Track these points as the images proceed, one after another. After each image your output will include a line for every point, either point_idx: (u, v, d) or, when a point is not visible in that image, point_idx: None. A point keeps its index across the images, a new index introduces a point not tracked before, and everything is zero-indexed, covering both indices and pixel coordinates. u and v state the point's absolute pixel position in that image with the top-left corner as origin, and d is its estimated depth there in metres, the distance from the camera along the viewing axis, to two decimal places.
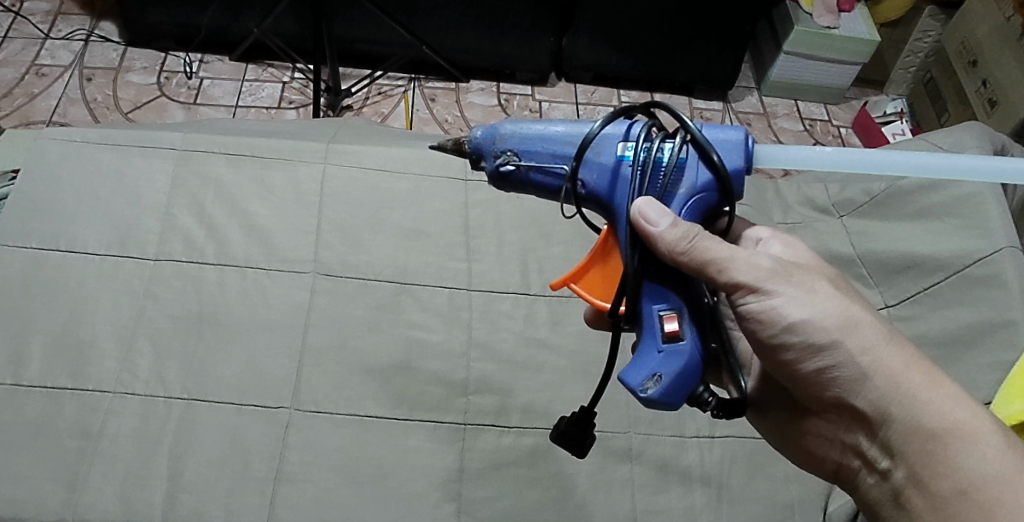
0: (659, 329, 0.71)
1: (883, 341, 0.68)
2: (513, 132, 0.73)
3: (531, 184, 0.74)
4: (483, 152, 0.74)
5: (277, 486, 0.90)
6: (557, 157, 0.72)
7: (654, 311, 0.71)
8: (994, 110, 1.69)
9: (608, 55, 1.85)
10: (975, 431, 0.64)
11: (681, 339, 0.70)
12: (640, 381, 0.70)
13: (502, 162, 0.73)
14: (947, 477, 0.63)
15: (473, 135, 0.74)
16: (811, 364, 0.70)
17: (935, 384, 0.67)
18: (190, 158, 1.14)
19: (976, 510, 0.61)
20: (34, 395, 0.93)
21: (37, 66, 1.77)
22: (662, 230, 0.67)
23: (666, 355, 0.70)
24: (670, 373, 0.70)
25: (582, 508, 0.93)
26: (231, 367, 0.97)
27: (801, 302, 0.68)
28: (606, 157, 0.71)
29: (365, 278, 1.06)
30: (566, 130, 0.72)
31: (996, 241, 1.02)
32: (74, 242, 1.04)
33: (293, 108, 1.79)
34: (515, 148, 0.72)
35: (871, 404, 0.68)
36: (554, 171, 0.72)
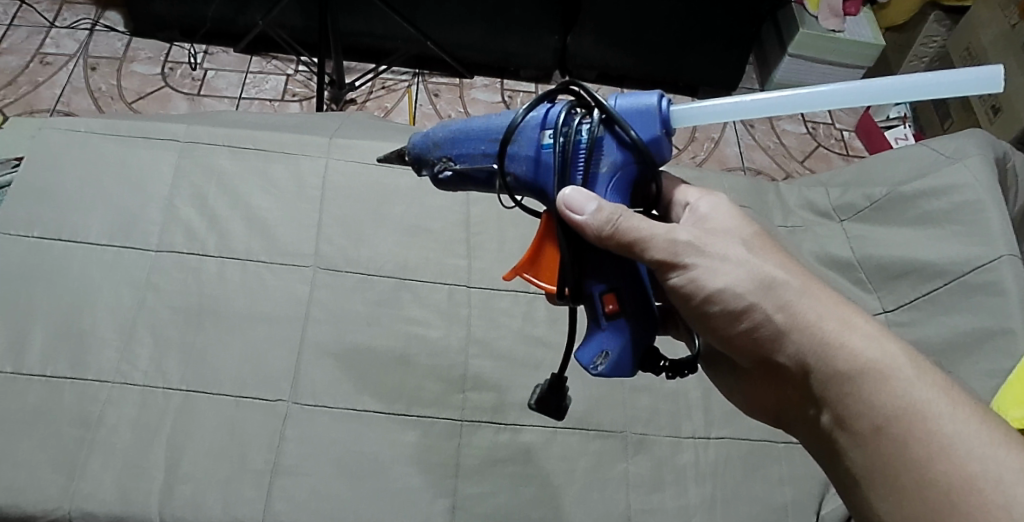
0: (601, 310, 0.75)
1: (798, 294, 0.69)
2: (446, 139, 0.79)
3: (469, 184, 0.79)
4: (424, 161, 0.81)
5: (273, 479, 0.90)
6: (487, 155, 0.76)
7: (595, 292, 0.75)
8: (997, 117, 1.69)
9: (613, 54, 1.85)
10: (888, 367, 0.63)
11: (622, 316, 0.75)
12: (591, 359, 0.76)
13: (440, 168, 0.79)
14: (862, 414, 0.63)
15: (413, 147, 0.81)
16: (736, 327, 0.71)
17: (850, 329, 0.66)
18: (193, 149, 1.14)
19: (891, 443, 0.60)
20: (34, 383, 0.93)
21: (42, 55, 1.77)
22: (586, 219, 0.70)
23: (610, 332, 0.75)
24: (617, 348, 0.75)
25: (577, 506, 0.93)
26: (231, 359, 0.97)
27: (720, 268, 0.70)
28: (530, 148, 0.74)
29: (365, 272, 1.06)
30: (491, 128, 0.76)
31: (996, 248, 1.01)
32: (77, 231, 1.04)
33: (297, 102, 1.79)
34: (449, 154, 0.79)
35: (793, 358, 0.68)
36: (486, 169, 0.77)
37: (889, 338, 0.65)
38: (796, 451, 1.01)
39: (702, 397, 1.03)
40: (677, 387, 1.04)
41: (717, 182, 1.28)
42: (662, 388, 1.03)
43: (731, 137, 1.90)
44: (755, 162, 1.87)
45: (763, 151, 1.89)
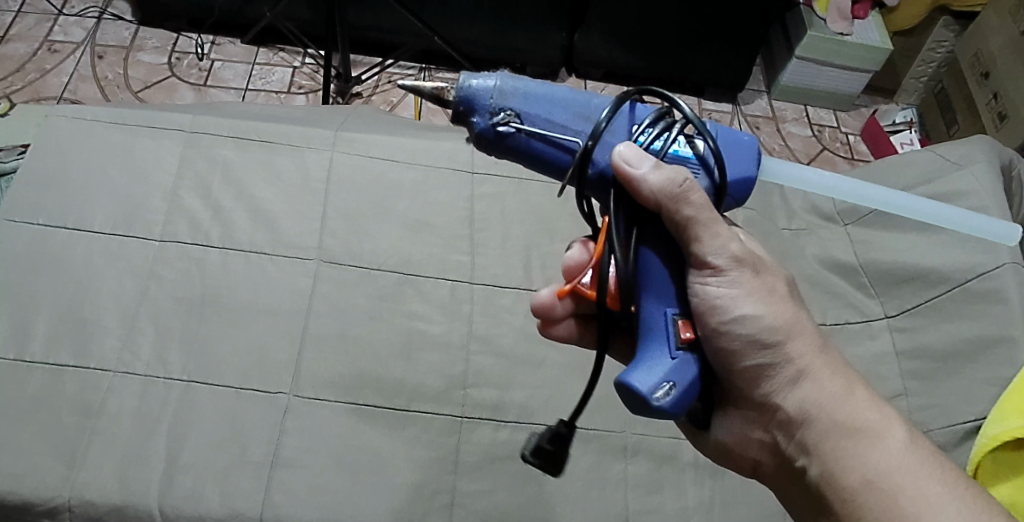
0: (673, 335, 0.70)
1: (814, 346, 0.71)
2: (515, 90, 0.65)
3: (527, 152, 0.67)
4: (476, 105, 0.65)
5: (273, 471, 0.90)
6: (566, 129, 0.66)
7: (668, 316, 0.71)
8: (1003, 125, 1.69)
9: (620, 52, 1.85)
10: (882, 429, 0.68)
11: (692, 347, 0.70)
12: (653, 388, 0.67)
13: (501, 121, 0.65)
14: (857, 469, 0.67)
15: (465, 83, 0.64)
16: (753, 359, 0.71)
17: (851, 388, 0.71)
18: (199, 140, 1.14)
19: (880, 500, 0.65)
20: (36, 371, 0.93)
21: (49, 42, 1.77)
22: (644, 174, 0.64)
23: (679, 362, 0.69)
24: (682, 380, 0.68)
25: (575, 506, 0.94)
26: (233, 351, 0.97)
27: (754, 296, 0.70)
28: (619, 140, 0.68)
29: (368, 266, 1.06)
30: (576, 101, 0.67)
31: (999, 257, 1.01)
32: (81, 219, 1.05)
33: (302, 94, 1.79)
34: (519, 109, 0.65)
35: (799, 405, 0.70)
36: (558, 143, 0.66)
37: (885, 406, 0.70)
38: None
39: None
40: None
41: None
42: None
43: None
44: None
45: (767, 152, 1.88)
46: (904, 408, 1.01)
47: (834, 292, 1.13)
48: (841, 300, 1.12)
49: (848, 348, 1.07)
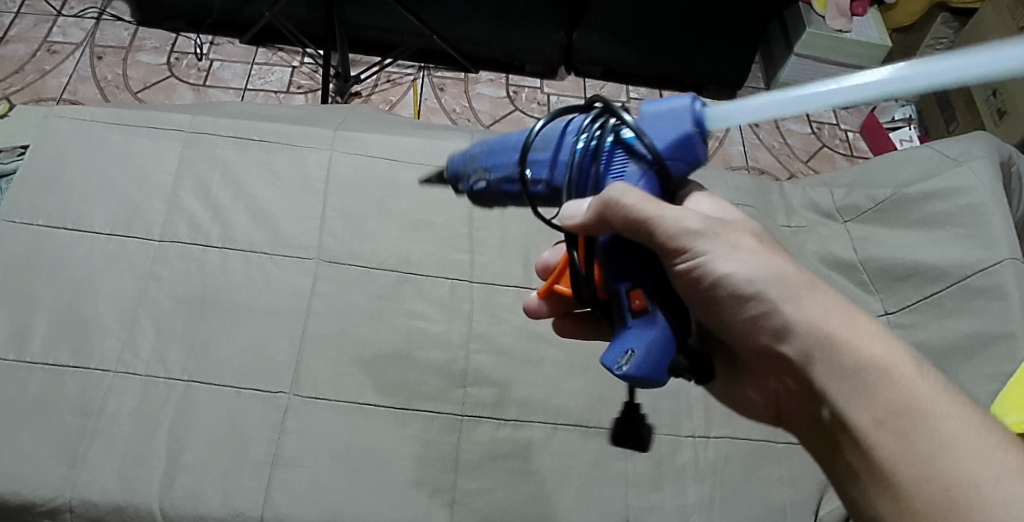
0: (632, 309, 0.75)
1: (804, 290, 0.69)
2: (482, 152, 0.84)
3: (504, 196, 0.82)
4: (460, 176, 0.86)
5: (274, 470, 0.91)
6: (516, 166, 0.80)
7: (626, 292, 0.76)
8: (1003, 121, 1.69)
9: (619, 50, 1.85)
10: (891, 364, 0.64)
11: (650, 315, 0.75)
12: (615, 359, 0.74)
13: (475, 180, 0.83)
14: (866, 411, 0.64)
15: (449, 163, 0.87)
16: (741, 314, 0.71)
17: (852, 323, 0.67)
18: (198, 140, 1.14)
19: (892, 439, 0.62)
20: (36, 372, 0.93)
21: (49, 43, 1.77)
22: (589, 196, 0.73)
23: (637, 331, 0.75)
24: (645, 348, 0.73)
25: (576, 503, 0.94)
26: (233, 350, 0.98)
27: (732, 256, 0.70)
28: (556, 151, 0.77)
29: (368, 265, 1.06)
30: (520, 140, 0.81)
31: (998, 252, 1.01)
32: (81, 220, 1.05)
33: (301, 93, 1.79)
34: (484, 165, 0.83)
35: (797, 349, 0.68)
36: (515, 179, 0.80)
37: (892, 338, 0.66)
38: (797, 452, 1.01)
39: (702, 396, 1.03)
40: (677, 385, 1.04)
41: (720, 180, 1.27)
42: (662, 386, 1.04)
43: (735, 136, 1.89)
44: (760, 162, 1.86)
45: (766, 150, 1.88)
46: None
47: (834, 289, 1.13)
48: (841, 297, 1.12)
49: None
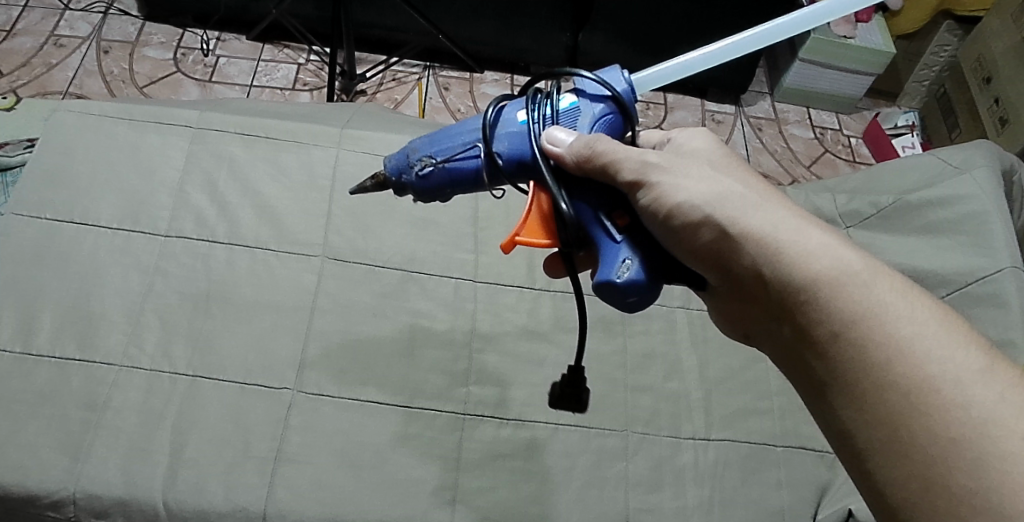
0: (613, 227, 0.76)
1: (753, 207, 0.69)
2: (422, 144, 0.79)
3: (453, 178, 0.78)
4: (400, 171, 0.79)
5: (277, 466, 0.91)
6: (467, 146, 0.77)
7: (603, 215, 0.77)
8: (1004, 129, 1.70)
9: (624, 53, 1.86)
10: (844, 275, 0.63)
11: (634, 228, 0.76)
12: (614, 271, 0.74)
13: (420, 168, 0.78)
14: (823, 322, 0.62)
15: (386, 165, 0.80)
16: (700, 238, 0.71)
17: (800, 234, 0.67)
18: (205, 136, 1.15)
19: (849, 349, 0.60)
20: (41, 364, 0.94)
21: (56, 37, 1.78)
22: (564, 149, 0.74)
23: (627, 243, 0.75)
24: (638, 253, 0.75)
25: (576, 503, 0.94)
26: (237, 346, 0.98)
27: (684, 183, 0.71)
28: (510, 126, 0.77)
29: (372, 264, 1.07)
30: (465, 126, 0.79)
31: (999, 261, 1.02)
32: (87, 214, 1.05)
33: (307, 91, 1.80)
34: (428, 153, 0.78)
35: (750, 267, 0.68)
36: (467, 158, 0.77)
37: (844, 248, 0.66)
38: (797, 457, 1.01)
39: (702, 399, 1.04)
40: (678, 388, 1.04)
41: None
42: (663, 389, 1.04)
43: (738, 140, 1.90)
44: (762, 166, 1.87)
45: (769, 155, 1.89)
46: None
47: None
48: None
49: None
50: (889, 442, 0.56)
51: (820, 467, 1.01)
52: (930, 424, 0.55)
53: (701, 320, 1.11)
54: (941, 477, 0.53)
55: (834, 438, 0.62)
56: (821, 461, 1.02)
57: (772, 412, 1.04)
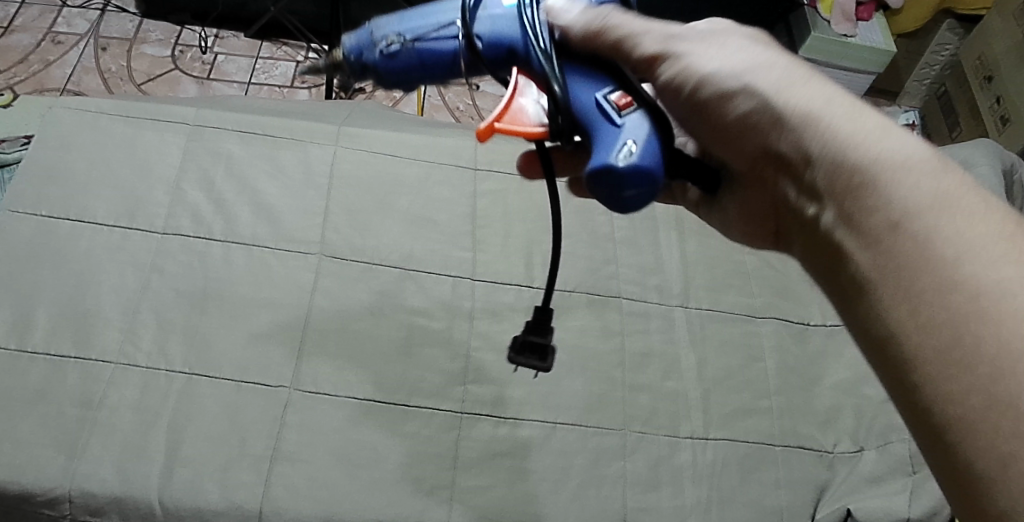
0: (613, 110, 0.67)
1: (821, 98, 0.64)
2: (389, 21, 0.75)
3: (418, 61, 0.74)
4: (361, 50, 0.75)
5: (273, 464, 0.91)
6: (443, 26, 0.74)
7: (601, 96, 0.68)
8: (1005, 128, 1.69)
9: None
10: (904, 163, 0.59)
11: (638, 112, 0.67)
12: (612, 153, 0.64)
13: (385, 45, 0.73)
14: (877, 208, 0.58)
15: (344, 43, 0.76)
16: (737, 109, 0.67)
17: (867, 117, 0.62)
18: (203, 133, 1.14)
19: (909, 240, 0.56)
20: (37, 362, 0.93)
21: (53, 34, 1.77)
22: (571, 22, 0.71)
23: (630, 125, 0.66)
24: (643, 136, 0.65)
25: (574, 502, 0.94)
26: (234, 344, 0.98)
27: (735, 68, 0.67)
28: (495, 10, 0.72)
29: (370, 261, 1.07)
30: (443, 9, 0.75)
31: None
32: (84, 211, 1.05)
33: (305, 88, 1.79)
34: (396, 31, 0.74)
35: (802, 148, 0.64)
36: (439, 40, 0.73)
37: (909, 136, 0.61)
38: (795, 456, 1.01)
39: (701, 399, 1.04)
40: (676, 387, 1.04)
41: None
42: (660, 389, 1.04)
43: None
44: None
45: None
46: None
47: None
48: None
49: (847, 351, 1.11)
50: (927, 329, 0.53)
51: (819, 466, 1.01)
52: (981, 334, 0.51)
53: (699, 318, 1.11)
54: (1001, 390, 0.49)
55: (864, 328, 0.58)
56: (820, 461, 1.01)
57: (770, 411, 1.04)
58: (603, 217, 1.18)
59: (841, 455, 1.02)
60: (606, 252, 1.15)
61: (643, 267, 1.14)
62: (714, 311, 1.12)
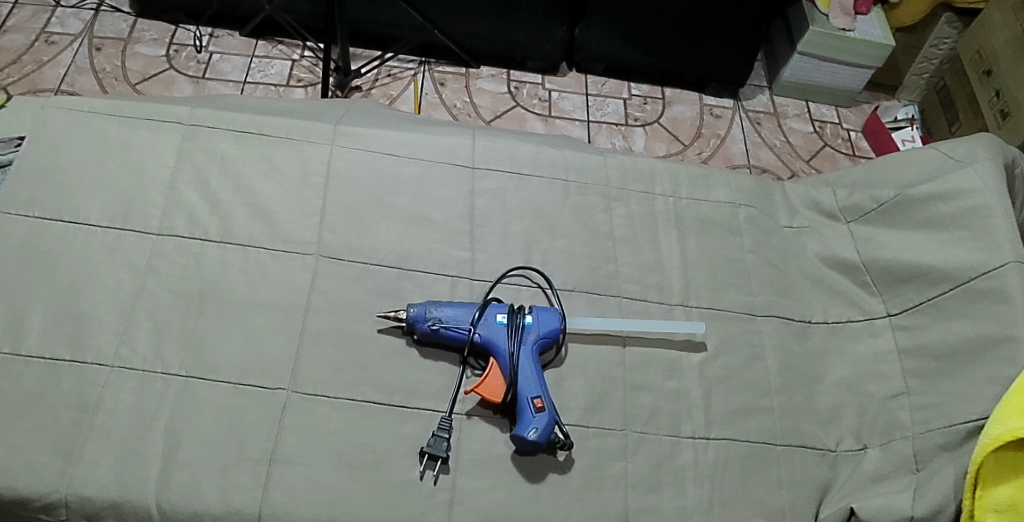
0: (531, 409, 0.94)
1: None
2: (436, 305, 0.99)
3: (452, 338, 0.99)
4: (415, 321, 0.99)
5: (271, 468, 0.90)
6: (466, 318, 1.00)
7: (528, 399, 0.94)
8: (1005, 122, 1.69)
9: (621, 47, 1.86)
10: None
11: (545, 414, 0.93)
12: (525, 427, 0.92)
13: (431, 325, 0.98)
14: None
15: (409, 310, 0.99)
16: None
17: None
18: (197, 133, 1.13)
19: None
20: (31, 365, 0.92)
21: (47, 34, 1.76)
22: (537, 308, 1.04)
23: (540, 416, 0.93)
24: (544, 425, 0.92)
25: (575, 504, 0.93)
26: (230, 346, 0.97)
27: None
28: (492, 330, 0.99)
29: (367, 261, 1.06)
30: (462, 304, 1.02)
31: (1002, 255, 1.00)
32: (78, 212, 1.03)
33: (301, 87, 1.78)
34: (439, 315, 0.99)
35: None
36: (462, 330, 0.99)
37: None
38: (797, 455, 1.00)
39: (702, 398, 1.03)
40: (677, 387, 1.03)
41: (723, 179, 1.26)
42: (662, 388, 1.03)
43: (736, 134, 1.89)
44: (761, 160, 1.85)
45: (768, 148, 1.87)
46: (905, 406, 1.02)
47: (834, 291, 1.15)
48: (842, 299, 1.15)
49: (849, 348, 1.10)
50: None
51: (821, 466, 1.00)
52: None
53: (700, 317, 1.10)
54: None
55: None
56: (823, 460, 1.00)
57: (772, 411, 1.03)
58: (603, 214, 1.17)
59: (844, 453, 1.01)
60: (606, 250, 1.14)
61: (643, 265, 1.13)
62: (714, 310, 1.11)
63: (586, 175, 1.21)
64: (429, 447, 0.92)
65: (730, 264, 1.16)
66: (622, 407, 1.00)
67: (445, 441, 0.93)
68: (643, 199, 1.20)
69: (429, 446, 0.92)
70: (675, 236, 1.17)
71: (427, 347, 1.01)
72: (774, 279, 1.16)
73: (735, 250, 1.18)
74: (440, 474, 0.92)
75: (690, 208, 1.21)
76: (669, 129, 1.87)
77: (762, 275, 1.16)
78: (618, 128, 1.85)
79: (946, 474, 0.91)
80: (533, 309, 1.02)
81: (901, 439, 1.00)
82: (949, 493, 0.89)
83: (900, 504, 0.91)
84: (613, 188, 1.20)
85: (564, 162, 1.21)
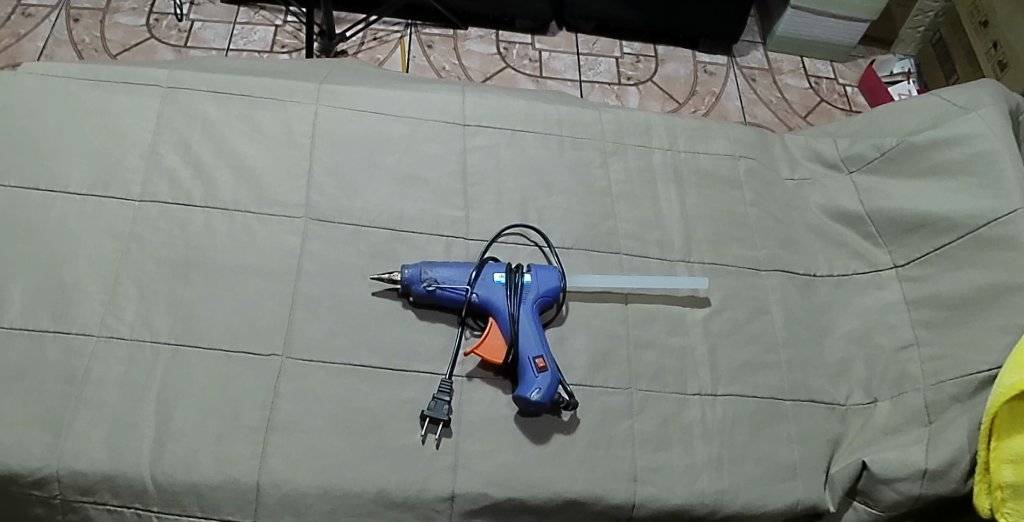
0: (534, 369, 0.91)
1: None
2: (433, 267, 0.96)
3: (450, 299, 0.96)
4: (410, 284, 0.95)
5: (269, 436, 0.87)
6: (464, 279, 0.96)
7: (529, 360, 0.92)
8: (1005, 72, 1.66)
9: (612, 4, 1.80)
10: None
11: (547, 374, 0.91)
12: (528, 388, 0.90)
13: (427, 286, 0.95)
14: None
15: (402, 271, 0.95)
16: None
17: None
18: (176, 95, 1.09)
19: None
20: (14, 338, 0.89)
21: (23, 6, 1.69)
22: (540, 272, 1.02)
23: (543, 376, 0.90)
24: (547, 386, 0.90)
25: (581, 465, 0.91)
26: (220, 313, 0.93)
27: None
28: (491, 291, 0.96)
29: (359, 223, 1.02)
30: (459, 265, 0.99)
31: (1011, 201, 0.97)
32: (56, 180, 0.99)
33: (285, 53, 1.73)
34: (436, 277, 0.95)
35: None
36: (460, 291, 0.96)
37: None
38: (806, 409, 0.99)
39: (708, 353, 1.01)
40: (682, 342, 1.01)
41: (722, 131, 1.22)
42: (668, 343, 1.00)
43: (731, 91, 1.85)
44: (757, 116, 1.81)
45: (764, 105, 1.83)
46: (915, 358, 1.00)
47: (839, 242, 1.13)
48: (847, 250, 1.12)
49: (855, 300, 1.08)
50: None
51: (830, 419, 0.98)
52: None
53: (703, 272, 1.07)
54: None
55: None
56: (832, 414, 0.99)
57: (779, 365, 1.01)
58: (599, 170, 1.14)
59: (853, 407, 0.99)
60: (604, 206, 1.11)
61: (643, 220, 1.10)
62: (717, 264, 1.08)
63: (581, 129, 1.17)
64: (430, 410, 0.89)
65: (733, 218, 1.13)
66: (626, 366, 0.97)
67: (446, 404, 0.90)
68: (640, 153, 1.17)
69: (429, 410, 0.89)
70: (675, 190, 1.14)
71: (423, 310, 0.98)
72: (777, 232, 1.13)
73: (736, 203, 1.15)
74: (441, 438, 0.90)
75: (689, 160, 1.18)
76: (664, 87, 1.83)
77: (765, 228, 1.13)
78: (611, 87, 1.80)
79: (960, 424, 0.89)
80: (532, 268, 0.99)
81: (912, 391, 0.98)
82: (964, 442, 0.88)
83: (913, 455, 0.89)
84: (609, 143, 1.17)
85: (558, 117, 1.18)
